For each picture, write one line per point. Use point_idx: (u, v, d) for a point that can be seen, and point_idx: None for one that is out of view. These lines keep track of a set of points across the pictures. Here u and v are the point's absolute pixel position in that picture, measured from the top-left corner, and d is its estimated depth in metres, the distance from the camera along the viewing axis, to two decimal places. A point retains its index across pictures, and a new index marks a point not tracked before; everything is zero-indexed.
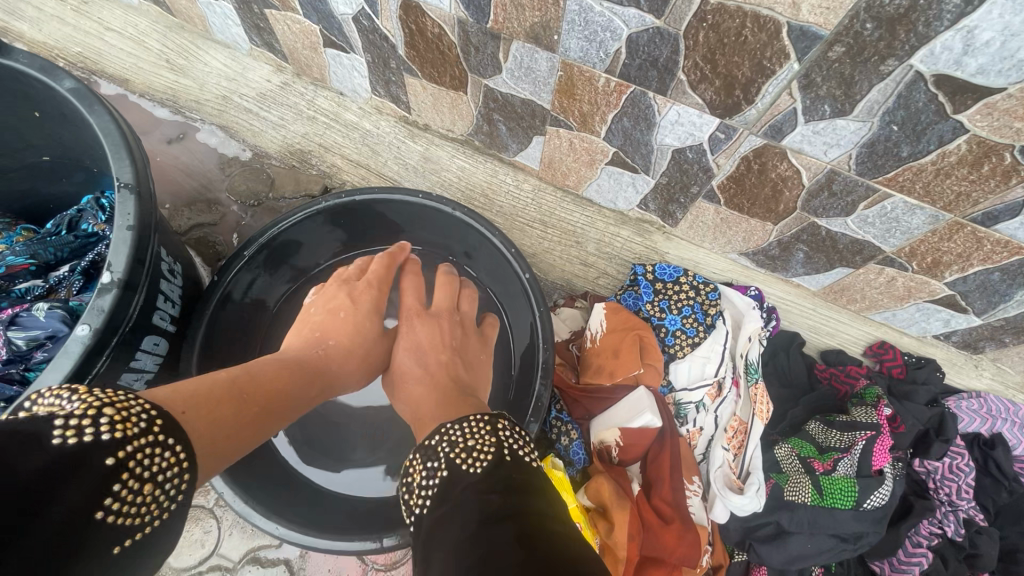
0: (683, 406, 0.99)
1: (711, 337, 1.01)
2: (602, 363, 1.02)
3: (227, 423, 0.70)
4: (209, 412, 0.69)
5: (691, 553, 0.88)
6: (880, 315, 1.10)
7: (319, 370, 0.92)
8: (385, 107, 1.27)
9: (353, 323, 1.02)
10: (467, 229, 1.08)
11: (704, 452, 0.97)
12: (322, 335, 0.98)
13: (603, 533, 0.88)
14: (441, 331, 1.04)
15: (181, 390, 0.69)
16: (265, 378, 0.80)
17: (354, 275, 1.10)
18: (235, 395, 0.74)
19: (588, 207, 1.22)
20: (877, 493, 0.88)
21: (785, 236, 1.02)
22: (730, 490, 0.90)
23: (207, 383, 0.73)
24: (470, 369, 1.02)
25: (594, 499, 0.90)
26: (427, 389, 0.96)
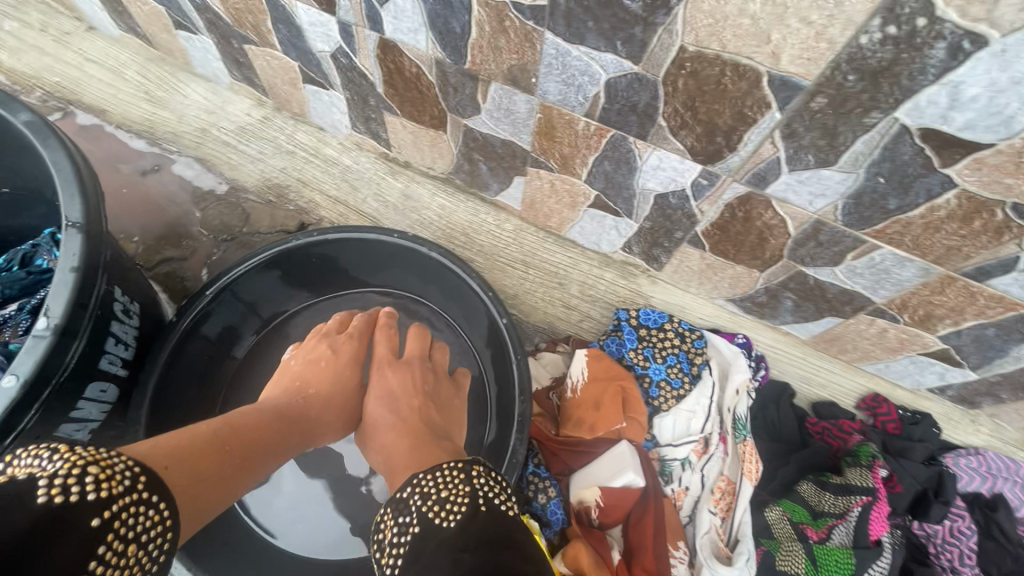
0: (667, 463, 0.93)
1: (697, 389, 0.97)
2: (583, 415, 0.97)
3: (208, 476, 0.74)
4: (192, 467, 0.73)
5: None
6: (873, 366, 1.06)
7: (292, 421, 0.92)
8: (366, 144, 1.24)
9: (333, 372, 1.03)
10: (443, 270, 1.04)
11: (690, 514, 0.90)
12: (303, 386, 1.00)
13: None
14: (417, 376, 1.04)
15: (164, 446, 0.72)
16: (251, 428, 0.84)
17: (334, 326, 1.11)
18: (219, 449, 0.77)
19: (571, 248, 1.19)
20: (876, 565, 0.82)
21: (772, 284, 0.99)
22: (718, 559, 0.83)
23: (192, 436, 0.76)
24: (445, 415, 1.02)
25: (571, 566, 0.83)
26: (398, 434, 0.95)
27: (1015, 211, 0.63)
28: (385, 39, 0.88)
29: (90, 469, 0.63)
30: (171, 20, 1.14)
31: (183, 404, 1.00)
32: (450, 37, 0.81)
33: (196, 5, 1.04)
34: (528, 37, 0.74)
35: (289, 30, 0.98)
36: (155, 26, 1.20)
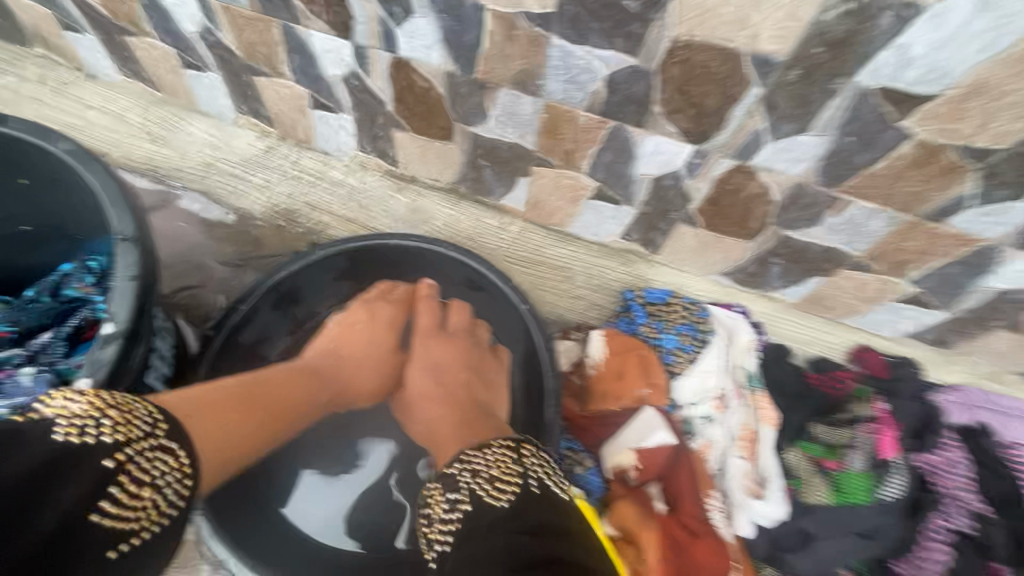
0: (690, 422, 1.00)
1: (709, 351, 1.05)
2: (607, 387, 1.03)
3: (225, 422, 0.83)
4: (209, 414, 0.81)
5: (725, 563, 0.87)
6: (857, 319, 1.17)
7: (334, 386, 1.08)
8: (371, 163, 1.32)
9: (367, 339, 1.14)
10: (463, 269, 1.11)
11: (718, 465, 0.96)
12: (339, 350, 1.12)
13: (630, 559, 0.86)
14: (457, 351, 1.13)
15: (193, 394, 0.82)
16: (269, 387, 0.94)
17: (380, 290, 1.18)
18: (240, 398, 0.88)
19: (573, 243, 1.28)
20: (892, 485, 1.02)
21: (761, 252, 1.10)
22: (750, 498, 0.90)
23: (219, 390, 0.87)
24: (488, 386, 1.11)
25: (618, 524, 0.89)
26: (450, 411, 1.06)
27: (962, 152, 0.76)
28: (398, 58, 0.97)
29: (110, 414, 0.67)
30: (179, 60, 1.21)
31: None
32: (462, 50, 0.91)
33: (208, 43, 1.12)
34: (535, 43, 0.84)
35: (303, 57, 1.06)
36: (161, 68, 1.26)
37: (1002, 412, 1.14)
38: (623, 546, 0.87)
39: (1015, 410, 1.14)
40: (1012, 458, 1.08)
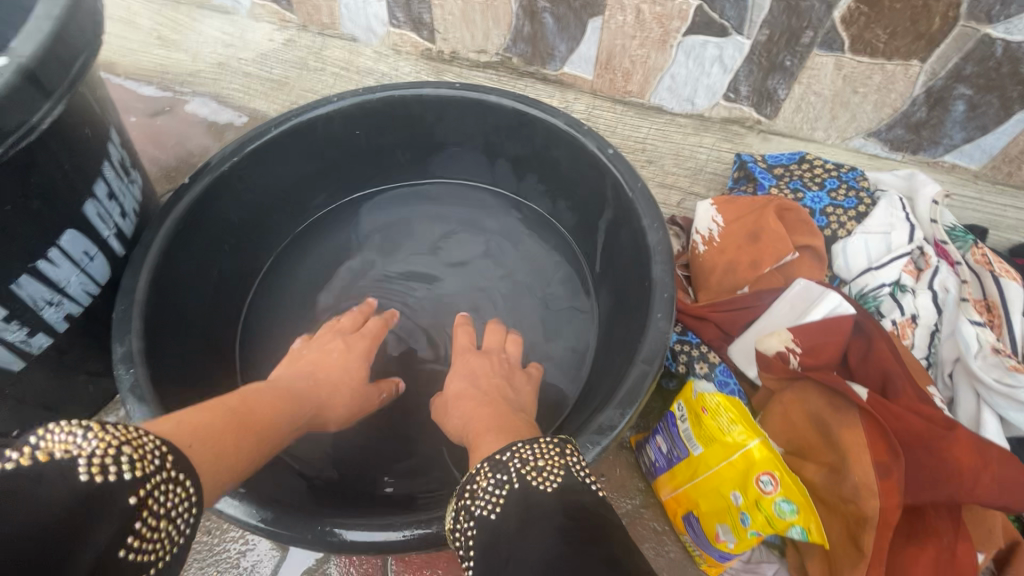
0: (871, 295, 0.65)
1: (884, 204, 0.71)
2: (732, 259, 0.72)
3: (225, 445, 0.47)
4: (206, 438, 0.46)
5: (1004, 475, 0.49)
6: None
7: (310, 412, 0.62)
8: (404, 43, 1.10)
9: (347, 365, 0.72)
10: (519, 124, 0.83)
11: (929, 349, 0.61)
12: (319, 376, 0.68)
13: (814, 483, 0.53)
14: (502, 368, 0.73)
15: (178, 416, 0.47)
16: (273, 406, 0.56)
17: (350, 325, 0.79)
18: (237, 410, 0.52)
19: (657, 117, 1.00)
20: None
21: (937, 81, 0.77)
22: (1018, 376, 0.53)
23: (207, 406, 0.50)
24: (522, 394, 0.70)
25: (786, 434, 0.56)
26: (475, 414, 0.63)
27: None
28: None
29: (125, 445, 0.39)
30: None
31: (194, 308, 0.76)
32: None
33: None
34: None
35: None
36: None
37: None
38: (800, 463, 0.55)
39: None
40: None
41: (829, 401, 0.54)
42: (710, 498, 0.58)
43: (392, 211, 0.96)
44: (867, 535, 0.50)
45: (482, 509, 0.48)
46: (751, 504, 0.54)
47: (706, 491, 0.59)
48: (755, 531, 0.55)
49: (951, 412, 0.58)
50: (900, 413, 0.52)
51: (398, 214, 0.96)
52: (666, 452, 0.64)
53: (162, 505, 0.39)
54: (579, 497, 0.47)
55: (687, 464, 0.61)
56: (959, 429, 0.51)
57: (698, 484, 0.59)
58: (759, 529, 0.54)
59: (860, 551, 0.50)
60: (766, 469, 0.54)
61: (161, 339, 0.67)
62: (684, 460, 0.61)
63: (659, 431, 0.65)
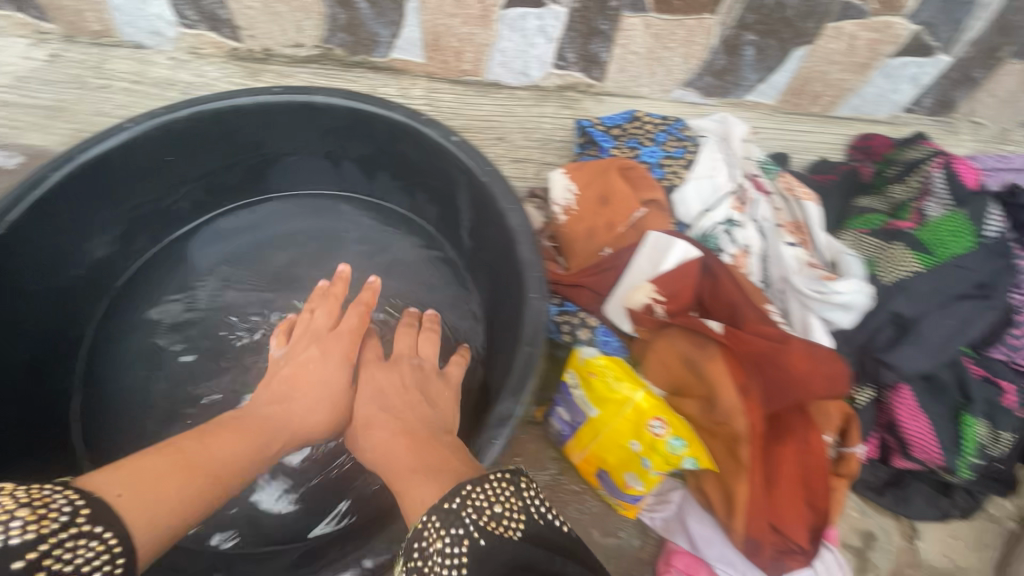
0: (710, 234, 0.73)
1: (705, 149, 0.79)
2: (592, 224, 0.75)
3: (170, 493, 0.48)
4: (156, 496, 0.47)
5: (835, 375, 0.57)
6: (847, 105, 0.98)
7: (276, 438, 0.60)
8: (204, 44, 0.96)
9: (328, 378, 0.66)
10: (353, 124, 0.78)
11: (762, 274, 0.70)
12: (291, 394, 0.65)
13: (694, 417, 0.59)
14: (414, 382, 0.66)
15: (133, 479, 0.47)
16: (233, 444, 0.56)
17: (325, 321, 0.72)
18: (196, 460, 0.52)
19: (497, 92, 1.00)
20: (992, 217, 0.64)
21: (728, 30, 0.86)
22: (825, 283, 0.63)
23: (175, 463, 0.50)
24: (441, 405, 0.65)
25: (664, 375, 0.60)
26: (398, 454, 0.56)
27: None
28: None
29: (21, 509, 0.43)
30: None
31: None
32: None
33: None
34: None
35: None
36: None
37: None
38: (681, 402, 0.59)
39: None
40: None
41: (691, 340, 0.59)
42: (614, 451, 0.63)
43: (234, 237, 0.85)
44: (743, 449, 0.57)
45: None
46: (647, 449, 0.60)
47: (609, 447, 0.63)
48: (655, 470, 0.61)
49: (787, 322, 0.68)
50: (749, 338, 0.58)
51: (242, 238, 0.85)
52: (569, 420, 0.67)
53: (67, 552, 0.42)
54: (540, 536, 0.47)
55: (588, 426, 0.65)
56: (796, 341, 0.58)
57: (601, 442, 0.64)
58: (657, 468, 0.61)
59: (741, 464, 0.58)
60: (654, 415, 0.60)
61: None
62: (586, 423, 0.65)
63: (558, 402, 0.68)
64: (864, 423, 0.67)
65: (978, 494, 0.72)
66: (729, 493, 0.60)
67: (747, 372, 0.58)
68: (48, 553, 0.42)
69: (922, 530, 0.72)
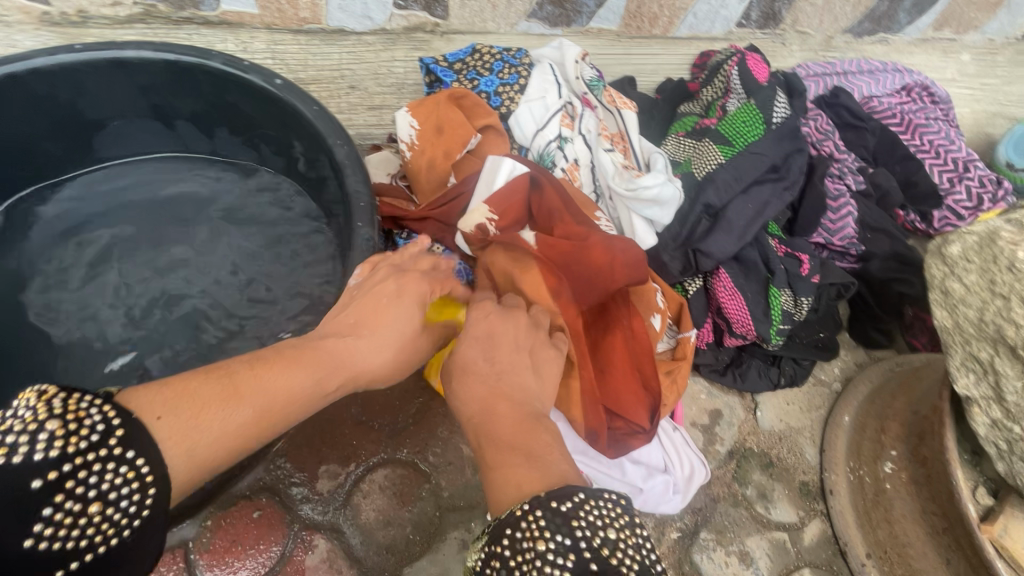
0: (546, 152, 0.75)
1: (537, 71, 0.81)
2: (432, 156, 0.76)
3: (203, 433, 0.42)
4: (193, 432, 0.42)
5: (631, 262, 0.60)
6: (685, 24, 1.02)
7: (336, 380, 0.50)
8: (8, 10, 0.88)
9: (401, 319, 0.53)
10: (175, 77, 0.75)
11: (593, 185, 0.74)
12: (360, 325, 0.52)
13: None
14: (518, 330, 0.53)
15: (198, 413, 0.42)
16: (293, 379, 0.47)
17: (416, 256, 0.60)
18: (270, 392, 0.46)
19: (343, 39, 0.97)
20: (779, 103, 0.70)
21: None
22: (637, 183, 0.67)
23: (227, 393, 0.44)
24: (545, 378, 0.52)
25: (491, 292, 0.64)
26: (499, 423, 0.46)
27: None
28: None
29: (51, 422, 0.37)
30: None
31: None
32: None
33: None
34: None
35: None
36: None
37: (845, 75, 1.06)
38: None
39: (854, 69, 1.07)
40: (872, 110, 1.03)
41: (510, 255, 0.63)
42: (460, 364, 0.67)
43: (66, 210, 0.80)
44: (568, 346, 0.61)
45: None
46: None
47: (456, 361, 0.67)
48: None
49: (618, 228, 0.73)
50: (553, 243, 0.62)
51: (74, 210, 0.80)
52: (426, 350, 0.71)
53: (93, 474, 0.38)
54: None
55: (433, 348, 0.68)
56: (593, 238, 0.62)
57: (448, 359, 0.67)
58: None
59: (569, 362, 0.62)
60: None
61: None
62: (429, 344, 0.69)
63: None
64: (695, 311, 0.75)
65: (805, 363, 0.80)
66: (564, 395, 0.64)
67: (558, 277, 0.62)
68: (72, 475, 0.37)
69: (762, 402, 0.81)
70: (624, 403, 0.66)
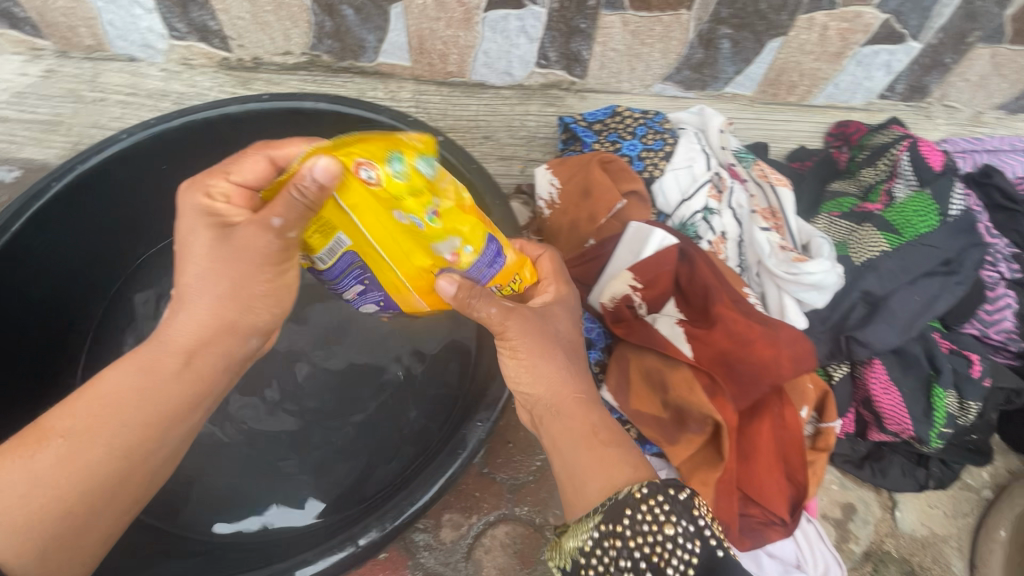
0: (689, 223, 0.75)
1: (683, 140, 0.81)
2: (575, 217, 0.78)
3: (14, 508, 0.45)
4: (31, 499, 0.46)
5: (795, 356, 0.57)
6: (823, 94, 1.01)
7: (149, 375, 0.50)
8: (196, 55, 0.99)
9: (201, 269, 0.50)
10: (345, 129, 0.79)
11: (740, 259, 0.73)
12: (185, 288, 0.51)
13: (661, 418, 0.63)
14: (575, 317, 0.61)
15: (29, 481, 0.46)
16: (58, 416, 0.48)
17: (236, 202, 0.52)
18: (95, 443, 0.47)
19: (483, 92, 1.02)
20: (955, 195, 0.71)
21: (703, 23, 0.88)
22: (799, 265, 0.65)
23: (62, 454, 0.47)
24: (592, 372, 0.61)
25: (639, 378, 0.65)
26: (567, 413, 0.55)
27: None
28: None
29: None
30: None
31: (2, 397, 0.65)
32: None
33: None
34: None
35: None
36: None
37: (995, 152, 1.00)
38: (639, 404, 0.64)
39: (1006, 147, 1.00)
40: None
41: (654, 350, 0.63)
42: (406, 243, 0.54)
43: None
44: (723, 443, 0.60)
45: (671, 568, 0.48)
46: (394, 203, 0.50)
47: (407, 242, 0.54)
48: (431, 204, 0.51)
49: (765, 306, 0.71)
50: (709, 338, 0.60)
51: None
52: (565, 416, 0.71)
53: None
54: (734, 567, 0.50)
55: (361, 248, 0.56)
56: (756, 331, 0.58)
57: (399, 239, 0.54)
58: (420, 204, 0.50)
59: (722, 458, 0.61)
60: (352, 164, 0.47)
61: None
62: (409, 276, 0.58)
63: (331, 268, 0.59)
64: (840, 399, 0.71)
65: (954, 465, 0.74)
66: (705, 489, 0.62)
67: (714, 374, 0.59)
68: None
69: (901, 501, 0.76)
70: (768, 496, 0.63)
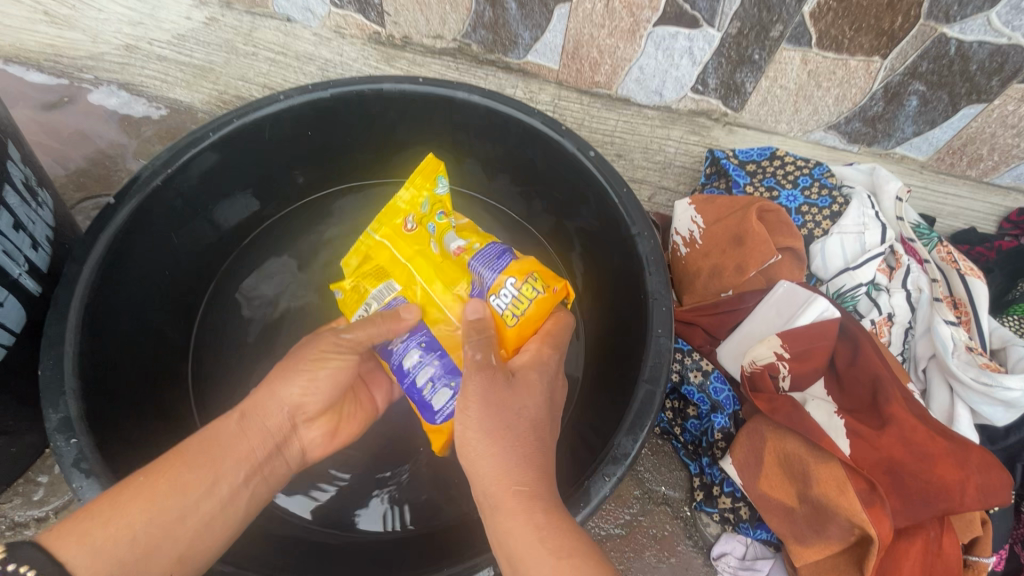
0: (849, 295, 0.69)
1: (856, 202, 0.72)
2: (718, 264, 0.71)
3: (91, 544, 0.42)
4: (130, 537, 0.44)
5: (976, 485, 0.53)
6: (1010, 173, 0.89)
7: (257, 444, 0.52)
8: (349, 25, 0.99)
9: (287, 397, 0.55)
10: (489, 124, 0.74)
11: (903, 345, 0.68)
12: (270, 402, 0.54)
13: (799, 515, 0.58)
14: (548, 390, 0.53)
15: (103, 517, 0.44)
16: (191, 457, 0.49)
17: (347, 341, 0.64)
18: (165, 480, 0.46)
19: (625, 108, 0.97)
20: None
21: (897, 75, 0.78)
22: (993, 373, 0.59)
23: (139, 490, 0.45)
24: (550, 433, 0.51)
25: (781, 464, 0.59)
26: (520, 504, 0.44)
27: None
28: None
29: None
30: None
31: (137, 333, 0.66)
32: None
33: None
34: None
35: None
36: None
37: None
38: (769, 488, 0.60)
39: None
40: None
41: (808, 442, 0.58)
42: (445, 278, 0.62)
43: (368, 212, 0.85)
44: (868, 557, 0.54)
45: None
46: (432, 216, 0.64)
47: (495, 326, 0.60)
48: (430, 223, 0.64)
49: (928, 404, 0.65)
50: (879, 443, 0.57)
51: (371, 218, 0.85)
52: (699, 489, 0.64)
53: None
54: None
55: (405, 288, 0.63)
56: (936, 450, 0.55)
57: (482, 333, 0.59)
58: (439, 232, 0.64)
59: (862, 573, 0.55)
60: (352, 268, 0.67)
61: (99, 397, 0.57)
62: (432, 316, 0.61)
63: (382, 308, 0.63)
64: (997, 534, 0.62)
65: None
66: None
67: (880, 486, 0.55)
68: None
69: None
70: None
